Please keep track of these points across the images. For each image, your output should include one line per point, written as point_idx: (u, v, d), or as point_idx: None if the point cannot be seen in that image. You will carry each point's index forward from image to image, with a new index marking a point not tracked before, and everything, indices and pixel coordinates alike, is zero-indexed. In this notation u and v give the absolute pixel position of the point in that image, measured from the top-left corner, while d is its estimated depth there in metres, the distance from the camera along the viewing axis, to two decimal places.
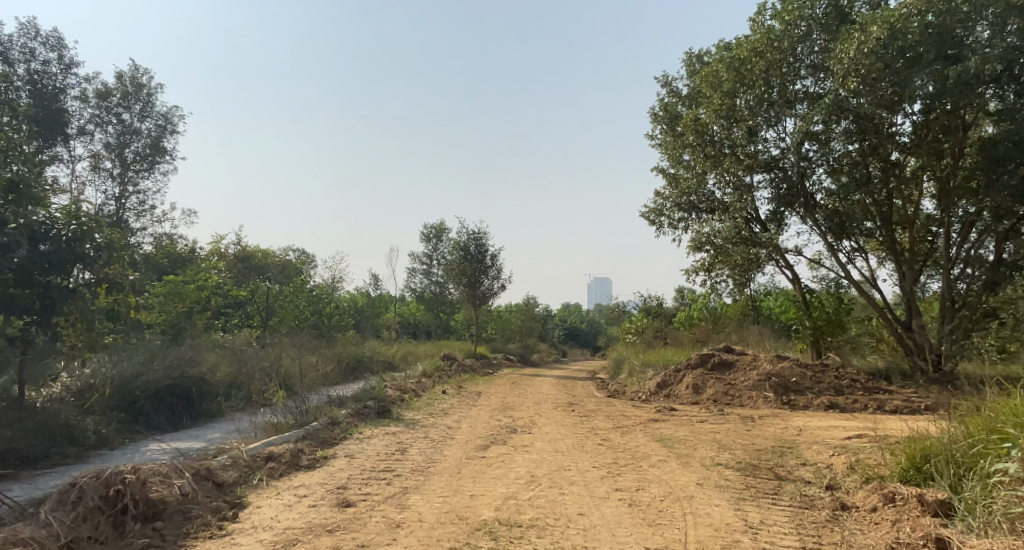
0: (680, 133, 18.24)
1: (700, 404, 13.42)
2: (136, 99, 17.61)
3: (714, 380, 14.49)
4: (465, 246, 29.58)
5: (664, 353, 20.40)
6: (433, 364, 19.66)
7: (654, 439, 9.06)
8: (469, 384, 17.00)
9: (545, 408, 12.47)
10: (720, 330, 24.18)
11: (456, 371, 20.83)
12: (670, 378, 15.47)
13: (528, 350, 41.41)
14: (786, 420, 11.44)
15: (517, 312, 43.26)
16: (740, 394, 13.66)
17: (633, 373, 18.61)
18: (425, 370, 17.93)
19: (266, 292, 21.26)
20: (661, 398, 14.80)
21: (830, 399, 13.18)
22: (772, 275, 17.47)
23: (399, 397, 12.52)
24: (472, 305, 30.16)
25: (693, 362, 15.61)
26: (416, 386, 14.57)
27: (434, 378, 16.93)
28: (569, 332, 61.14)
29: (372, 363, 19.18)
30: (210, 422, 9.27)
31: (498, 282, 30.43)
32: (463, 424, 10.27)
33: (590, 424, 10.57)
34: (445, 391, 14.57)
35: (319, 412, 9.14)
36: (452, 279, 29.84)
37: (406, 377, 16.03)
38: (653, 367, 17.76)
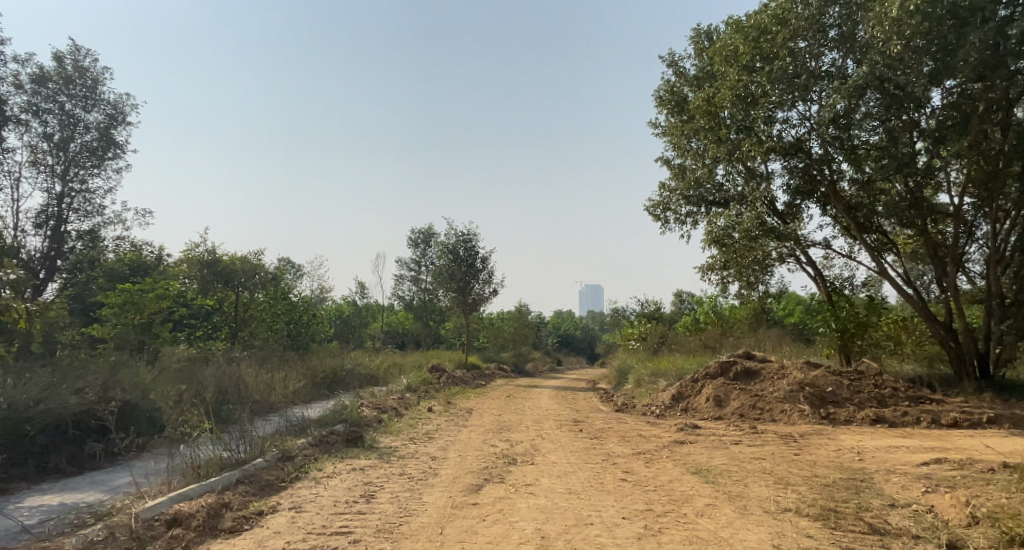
0: (689, 118, 16.66)
1: (726, 421, 11.78)
2: (80, 85, 15.75)
3: (739, 391, 12.90)
4: (454, 249, 27.76)
5: (674, 360, 18.67)
6: (419, 376, 17.85)
7: (689, 470, 7.26)
8: (460, 399, 15.18)
9: (549, 429, 10.69)
10: (729, 334, 22.56)
11: (447, 384, 19.03)
12: (686, 389, 13.77)
13: (523, 359, 39.61)
14: (833, 439, 9.69)
15: (510, 320, 41.47)
16: (770, 408, 12.06)
17: (642, 384, 16.89)
18: (411, 384, 16.12)
19: (236, 300, 19.28)
20: (678, 412, 13.08)
21: (874, 412, 11.52)
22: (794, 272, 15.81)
23: (378, 418, 10.71)
24: (463, 313, 28.35)
25: (712, 371, 13.92)
26: (398, 404, 12.74)
27: (421, 393, 15.14)
28: (563, 339, 59.32)
29: (353, 377, 17.29)
30: (128, 463, 7.37)
31: (490, 287, 28.64)
32: (451, 451, 8.46)
33: (605, 448, 8.79)
34: (432, 409, 12.75)
35: (269, 445, 7.25)
36: (441, 285, 28.00)
37: (390, 392, 14.24)
38: (665, 376, 16.04)
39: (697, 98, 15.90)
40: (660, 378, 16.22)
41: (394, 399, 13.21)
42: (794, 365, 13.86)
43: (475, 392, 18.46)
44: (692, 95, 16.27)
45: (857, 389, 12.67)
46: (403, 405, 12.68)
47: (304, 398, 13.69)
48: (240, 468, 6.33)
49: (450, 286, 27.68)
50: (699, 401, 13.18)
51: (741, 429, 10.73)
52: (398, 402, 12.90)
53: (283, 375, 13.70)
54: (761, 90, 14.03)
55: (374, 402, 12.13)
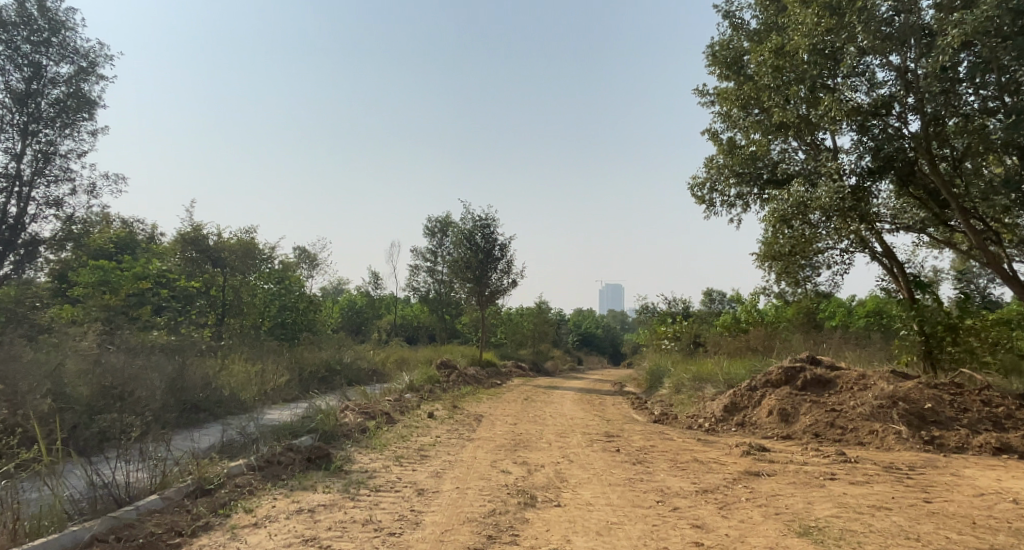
0: (749, 77, 14.34)
1: (801, 443, 9.46)
2: (45, 30, 13.77)
3: (811, 405, 10.55)
4: (470, 235, 25.55)
5: (719, 363, 16.24)
6: (425, 373, 15.64)
7: (793, 530, 4.91)
8: (469, 403, 12.93)
9: (577, 447, 8.40)
10: (777, 336, 20.05)
11: (457, 383, 16.84)
12: (742, 399, 11.38)
13: (542, 357, 37.27)
14: (961, 477, 7.26)
15: (529, 315, 39.24)
16: (854, 428, 9.71)
17: (683, 390, 14.53)
18: (413, 381, 13.93)
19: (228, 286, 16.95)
20: (735, 428, 10.73)
21: (993, 438, 9.12)
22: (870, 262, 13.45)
23: (362, 427, 8.47)
24: (480, 305, 26.10)
25: (773, 379, 11.53)
26: (393, 407, 10.54)
27: (425, 394, 12.95)
28: (583, 337, 56.88)
29: (350, 372, 15.11)
30: None
31: (508, 278, 26.39)
32: (448, 481, 6.20)
33: (658, 482, 6.46)
34: (433, 415, 10.53)
35: (175, 473, 5.06)
36: (456, 274, 25.76)
37: (386, 393, 12.06)
38: (712, 383, 13.64)
39: (760, 53, 13.55)
40: (706, 384, 13.83)
41: (390, 401, 11.01)
42: (877, 374, 11.39)
43: (489, 392, 16.27)
44: (752, 50, 13.95)
45: (962, 407, 10.19)
46: (398, 410, 10.46)
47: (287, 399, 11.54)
48: (109, 517, 4.32)
49: (466, 277, 25.46)
50: (761, 415, 10.80)
51: (826, 458, 8.33)
52: (394, 405, 10.71)
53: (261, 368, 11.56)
54: (841, 41, 11.72)
55: (364, 405, 9.92)
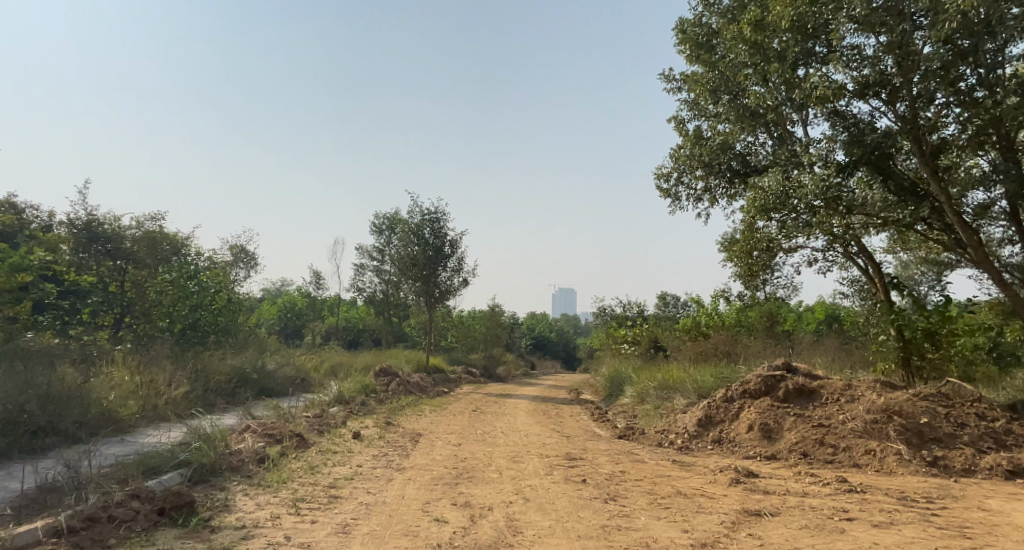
0: (722, 57, 13.38)
1: (791, 466, 8.13)
2: None
3: (795, 419, 9.26)
4: (418, 230, 23.73)
5: (685, 370, 14.99)
6: (359, 382, 13.84)
7: None
8: (407, 417, 11.20)
9: (533, 477, 6.80)
10: (741, 340, 19.01)
11: (398, 392, 15.11)
12: (717, 413, 10.02)
13: (494, 362, 35.70)
14: (999, 514, 5.97)
15: (481, 318, 37.63)
16: (847, 447, 8.43)
17: (647, 400, 13.16)
18: (343, 392, 12.16)
19: (131, 280, 14.93)
20: (711, 447, 9.36)
21: (1004, 459, 7.96)
22: (843, 260, 12.44)
23: (259, 457, 6.67)
24: (428, 306, 24.32)
25: (750, 388, 10.22)
26: (310, 426, 8.74)
27: (356, 408, 11.19)
28: (536, 341, 55.60)
29: (268, 383, 13.17)
30: None
31: (459, 277, 24.70)
32: (357, 541, 4.50)
33: (641, 535, 4.90)
34: (359, 434, 8.77)
35: None
36: (402, 273, 23.91)
37: (307, 408, 10.24)
38: (680, 392, 12.30)
39: (734, 29, 12.51)
40: (674, 395, 12.49)
41: (309, 419, 9.21)
42: (863, 383, 10.21)
43: (432, 403, 14.60)
44: (726, 27, 12.97)
45: (961, 422, 9.06)
46: (318, 430, 8.68)
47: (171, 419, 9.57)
48: None
49: (413, 275, 23.61)
50: (740, 431, 9.45)
51: (827, 487, 6.98)
52: (313, 425, 8.91)
53: (139, 378, 9.58)
54: (825, 14, 10.71)
55: (271, 425, 8.10)
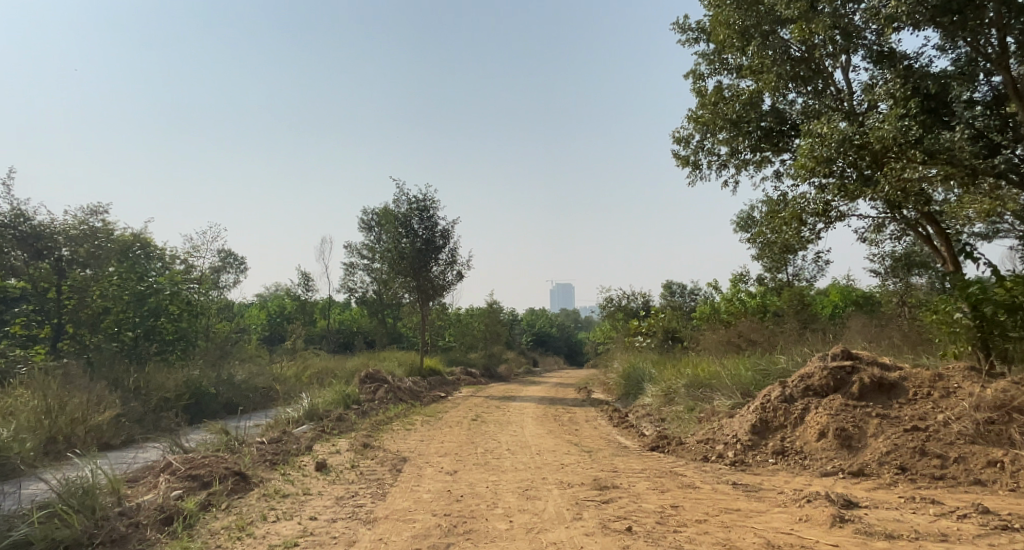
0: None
1: (892, 489, 6.18)
2: None
3: (880, 422, 7.29)
4: (405, 219, 21.64)
5: (715, 362, 13.01)
6: (339, 391, 11.87)
7: None
8: (393, 436, 9.23)
9: (557, 529, 4.83)
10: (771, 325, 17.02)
11: (386, 402, 13.14)
12: (776, 417, 8.07)
13: (495, 360, 33.73)
14: None
15: (480, 315, 35.64)
16: (959, 457, 6.48)
17: (677, 401, 11.20)
18: (316, 405, 10.17)
19: (67, 284, 12.93)
20: (775, 463, 7.38)
21: None
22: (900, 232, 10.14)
23: (164, 517, 4.67)
24: (421, 302, 22.32)
25: (813, 384, 8.24)
26: (259, 458, 6.76)
27: (329, 427, 9.21)
28: (537, 336, 53.68)
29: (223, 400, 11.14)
30: None
31: (454, 270, 22.68)
32: None
33: None
34: (324, 465, 6.79)
35: None
36: (390, 267, 21.86)
37: (266, 431, 8.22)
38: (719, 391, 10.32)
39: None
40: (710, 394, 10.50)
41: (262, 447, 7.19)
42: (955, 371, 8.23)
43: (426, 413, 12.64)
44: None
45: None
46: (270, 463, 6.67)
47: (88, 452, 7.58)
48: None
49: (403, 269, 21.60)
50: (810, 439, 7.48)
51: (966, 521, 5.03)
52: (265, 455, 6.91)
53: (46, 400, 7.61)
54: None
55: (203, 458, 6.10)
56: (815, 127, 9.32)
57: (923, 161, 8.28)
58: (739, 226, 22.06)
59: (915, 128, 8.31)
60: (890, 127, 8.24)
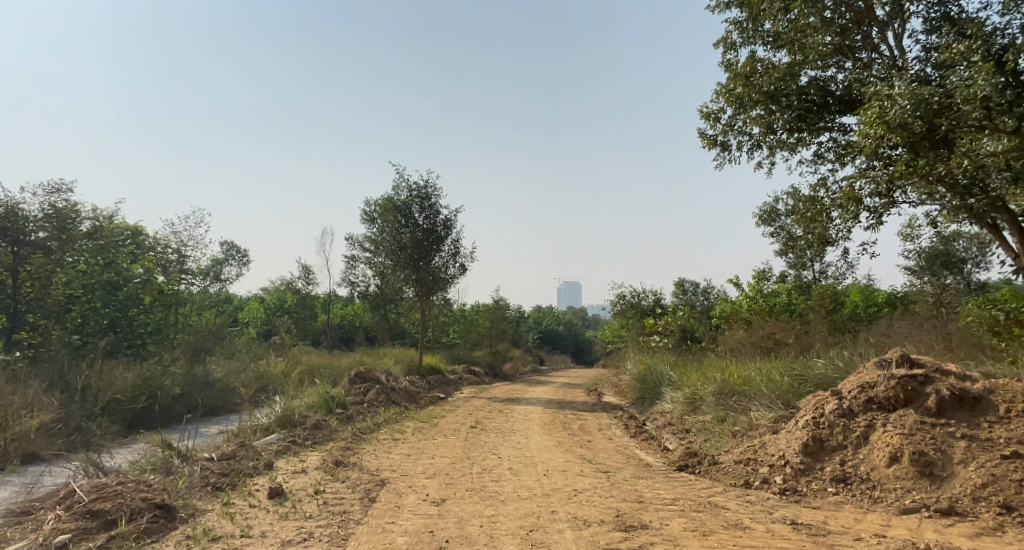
0: None
1: (999, 538, 4.81)
2: None
3: (970, 445, 5.87)
4: (405, 207, 20.29)
5: (744, 366, 11.62)
6: (322, 393, 10.58)
7: None
8: (375, 448, 7.91)
9: None
10: (800, 323, 15.58)
11: (377, 405, 11.86)
12: (833, 435, 6.67)
13: (500, 358, 32.44)
14: None
15: (485, 312, 34.31)
16: None
17: (704, 410, 9.82)
18: (291, 410, 8.88)
19: (25, 269, 11.78)
20: (837, 493, 6.01)
21: None
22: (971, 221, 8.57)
23: None
24: (421, 296, 20.98)
25: (877, 395, 6.82)
26: (199, 482, 5.46)
27: (301, 438, 7.89)
28: (544, 334, 52.32)
29: (177, 406, 9.80)
30: None
31: (456, 262, 21.34)
32: None
33: None
34: (279, 491, 5.46)
35: None
36: (388, 258, 20.54)
37: (221, 446, 6.94)
38: (755, 399, 8.95)
39: None
40: (744, 403, 9.12)
41: (207, 466, 5.90)
42: None
43: (420, 419, 11.32)
44: None
45: None
46: (212, 489, 5.37)
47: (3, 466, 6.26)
48: None
49: (402, 260, 20.28)
50: (879, 465, 6.10)
51: None
52: (209, 476, 5.62)
53: None
54: None
55: (120, 485, 4.82)
56: (878, 90, 7.85)
57: (1014, 127, 6.80)
58: (762, 219, 20.56)
59: (1008, 86, 6.80)
60: (979, 83, 6.76)
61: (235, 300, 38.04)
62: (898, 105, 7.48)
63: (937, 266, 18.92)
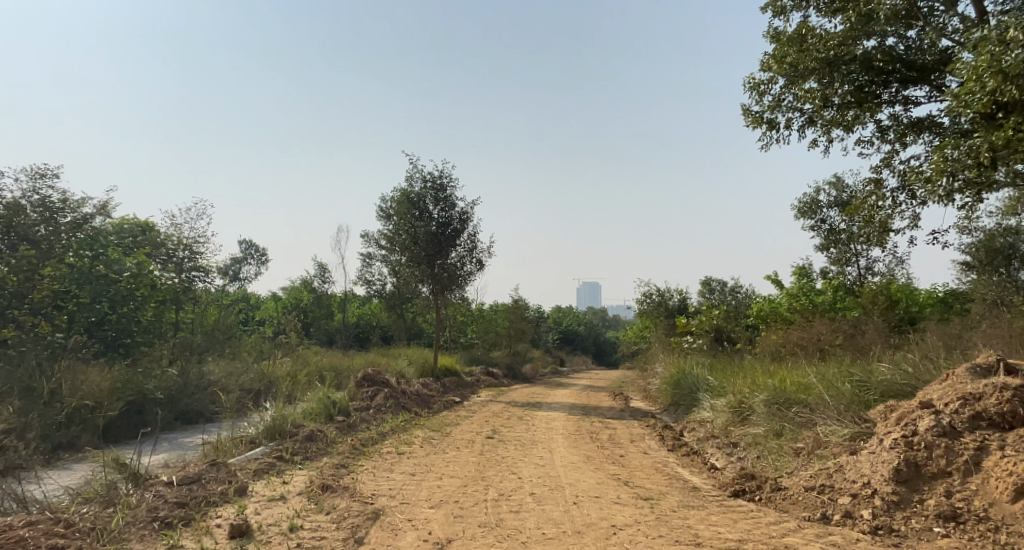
0: None
1: None
2: None
3: None
4: (419, 199, 19.22)
5: (795, 370, 10.32)
6: (323, 398, 9.48)
7: None
8: (374, 466, 6.78)
9: None
10: (852, 321, 14.16)
11: (385, 412, 10.75)
12: (933, 460, 5.38)
13: (520, 359, 31.27)
14: None
15: (504, 311, 33.13)
16: None
17: (756, 422, 8.54)
18: (283, 419, 7.79)
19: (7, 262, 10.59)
20: (946, 536, 4.75)
21: None
22: None
23: None
24: (435, 294, 19.87)
25: (988, 410, 5.50)
26: (143, 517, 4.35)
27: (289, 454, 6.78)
28: (565, 335, 51.07)
29: (157, 415, 8.74)
30: None
31: (473, 258, 20.21)
32: None
33: None
34: (244, 528, 4.34)
35: None
36: (401, 253, 19.47)
37: (189, 465, 5.86)
38: (819, 411, 7.66)
39: None
40: (805, 414, 7.83)
41: (161, 493, 4.80)
42: None
43: (432, 427, 10.17)
44: None
45: None
46: (159, 527, 4.26)
47: None
48: None
49: (415, 256, 19.25)
50: (1000, 500, 4.81)
51: None
52: (159, 507, 4.53)
53: None
54: None
55: (28, 538, 3.74)
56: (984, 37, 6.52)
57: None
58: (801, 211, 19.18)
59: None
60: None
61: (250, 299, 37.30)
62: (1011, 51, 6.16)
63: (996, 260, 17.35)
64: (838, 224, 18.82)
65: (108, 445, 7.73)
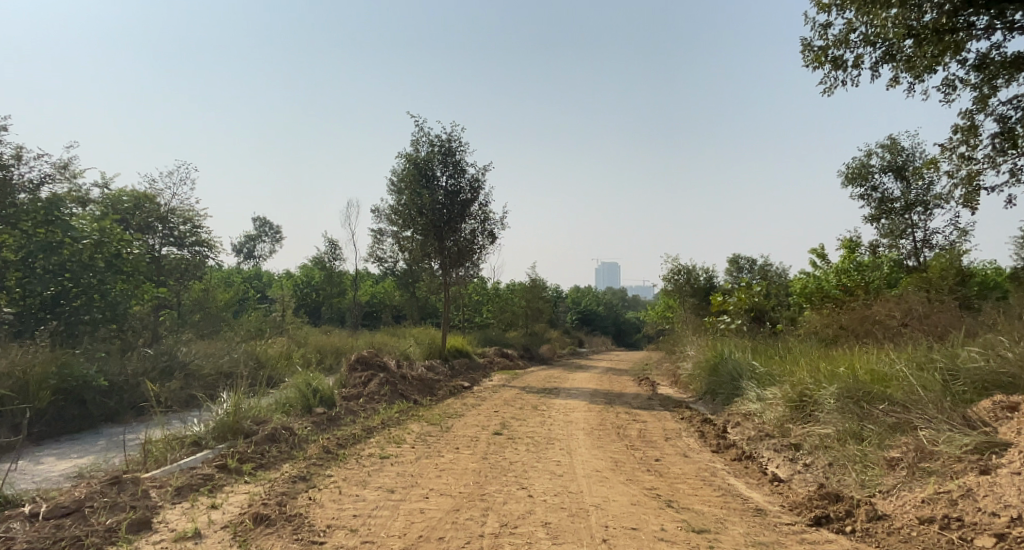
0: None
1: None
2: None
3: None
4: (425, 165, 17.67)
5: (863, 355, 8.65)
6: (301, 385, 8.03)
7: None
8: (344, 476, 5.30)
9: None
10: (918, 295, 12.38)
11: (378, 401, 9.29)
12: None
13: (537, 340, 29.78)
14: None
15: (521, 289, 31.58)
16: None
17: (825, 420, 6.92)
18: (242, 413, 6.35)
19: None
20: None
21: None
22: None
23: None
24: (445, 269, 18.37)
25: None
26: None
27: (238, 461, 5.33)
28: (584, 315, 49.48)
29: (103, 404, 7.39)
30: None
31: (485, 230, 18.64)
32: None
33: None
34: None
35: None
36: (408, 225, 17.98)
37: (88, 483, 4.43)
38: (914, 409, 6.01)
39: None
40: (895, 412, 6.19)
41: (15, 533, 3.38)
42: None
43: (430, 419, 8.69)
44: None
45: None
46: None
47: None
48: None
49: (423, 228, 17.72)
50: None
51: None
52: None
53: None
54: None
55: None
56: None
57: None
58: (848, 179, 17.34)
59: None
60: None
61: (260, 277, 36.16)
62: None
63: None
64: (890, 192, 16.99)
65: (32, 444, 6.41)
